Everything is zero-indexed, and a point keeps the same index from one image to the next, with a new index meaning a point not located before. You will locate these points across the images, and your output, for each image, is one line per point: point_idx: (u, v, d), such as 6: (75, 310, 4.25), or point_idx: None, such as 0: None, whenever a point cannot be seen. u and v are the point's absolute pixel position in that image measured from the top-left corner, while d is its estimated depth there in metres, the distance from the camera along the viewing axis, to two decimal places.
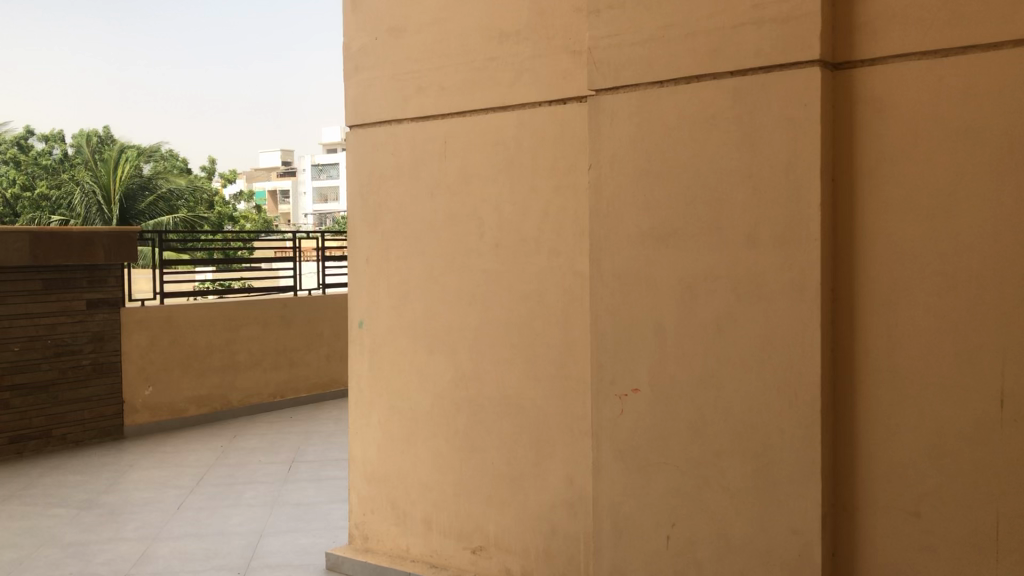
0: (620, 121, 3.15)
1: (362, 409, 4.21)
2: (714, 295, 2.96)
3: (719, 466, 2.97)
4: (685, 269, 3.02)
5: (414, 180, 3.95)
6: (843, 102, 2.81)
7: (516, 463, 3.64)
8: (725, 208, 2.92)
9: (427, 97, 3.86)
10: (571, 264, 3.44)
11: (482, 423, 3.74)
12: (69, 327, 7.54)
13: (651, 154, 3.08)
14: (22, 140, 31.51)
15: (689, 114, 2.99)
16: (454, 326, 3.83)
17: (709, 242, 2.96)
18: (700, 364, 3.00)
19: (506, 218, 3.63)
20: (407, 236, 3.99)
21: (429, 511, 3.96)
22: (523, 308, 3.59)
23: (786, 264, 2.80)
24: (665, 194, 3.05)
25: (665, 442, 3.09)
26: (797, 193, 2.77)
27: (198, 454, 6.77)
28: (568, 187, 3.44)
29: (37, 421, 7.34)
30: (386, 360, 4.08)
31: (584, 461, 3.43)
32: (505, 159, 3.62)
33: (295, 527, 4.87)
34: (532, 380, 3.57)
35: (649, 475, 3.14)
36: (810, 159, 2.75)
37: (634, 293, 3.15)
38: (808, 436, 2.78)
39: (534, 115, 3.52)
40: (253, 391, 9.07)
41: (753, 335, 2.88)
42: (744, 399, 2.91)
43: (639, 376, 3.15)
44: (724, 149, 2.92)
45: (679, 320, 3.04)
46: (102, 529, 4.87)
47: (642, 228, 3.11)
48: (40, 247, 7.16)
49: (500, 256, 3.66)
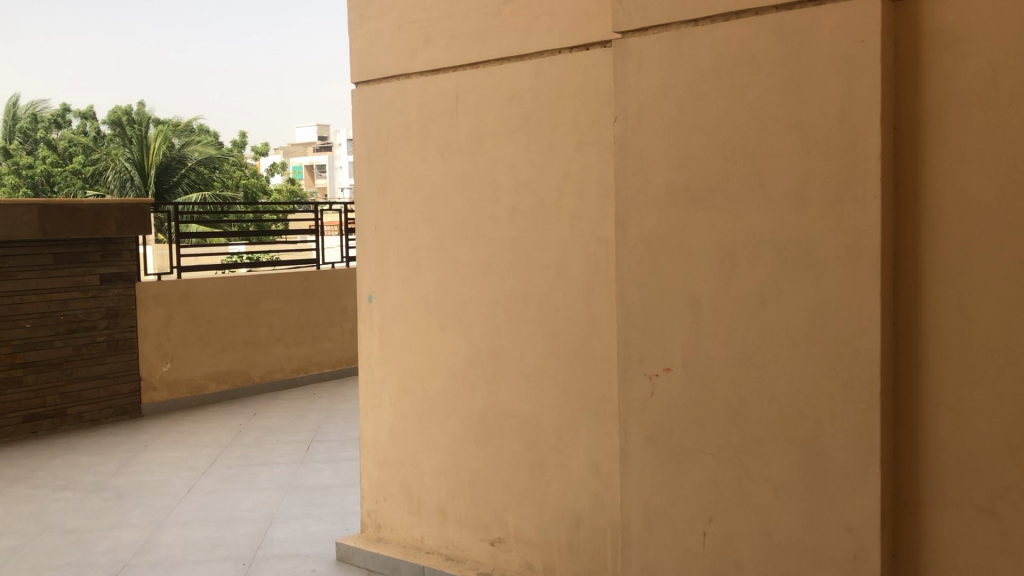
0: (648, 67, 2.79)
1: (373, 389, 3.93)
2: (757, 263, 2.60)
3: (761, 456, 2.63)
4: (721, 233, 2.67)
5: (422, 139, 3.63)
6: (908, 36, 2.43)
7: (535, 449, 3.32)
8: (769, 163, 2.56)
9: (436, 49, 3.52)
10: (595, 230, 3.09)
11: (499, 406, 3.43)
12: (83, 303, 7.58)
13: (684, 103, 2.72)
14: (58, 117, 32.05)
15: (727, 57, 2.62)
16: (468, 299, 3.51)
17: (752, 201, 2.60)
18: (741, 340, 2.65)
19: (523, 181, 3.29)
20: (416, 203, 3.68)
21: (444, 499, 3.67)
22: (541, 279, 3.26)
23: (839, 225, 2.44)
24: (699, 148, 2.69)
25: (700, 427, 2.75)
26: (854, 144, 2.40)
27: (215, 433, 6.61)
28: (591, 144, 3.08)
29: (52, 399, 7.40)
30: (398, 336, 3.79)
31: (610, 447, 3.10)
32: (520, 116, 3.28)
33: (307, 512, 4.64)
34: (552, 359, 3.25)
35: (682, 466, 2.81)
36: (868, 103, 2.37)
37: (665, 260, 2.79)
38: (864, 422, 2.43)
39: (553, 64, 3.16)
40: (276, 366, 9.14)
41: (802, 307, 2.53)
42: (790, 379, 2.57)
43: (671, 354, 2.81)
44: (767, 95, 2.55)
45: (717, 290, 2.69)
46: (107, 514, 4.67)
47: (674, 187, 2.75)
48: (48, 220, 7.11)
49: (515, 222, 3.33)
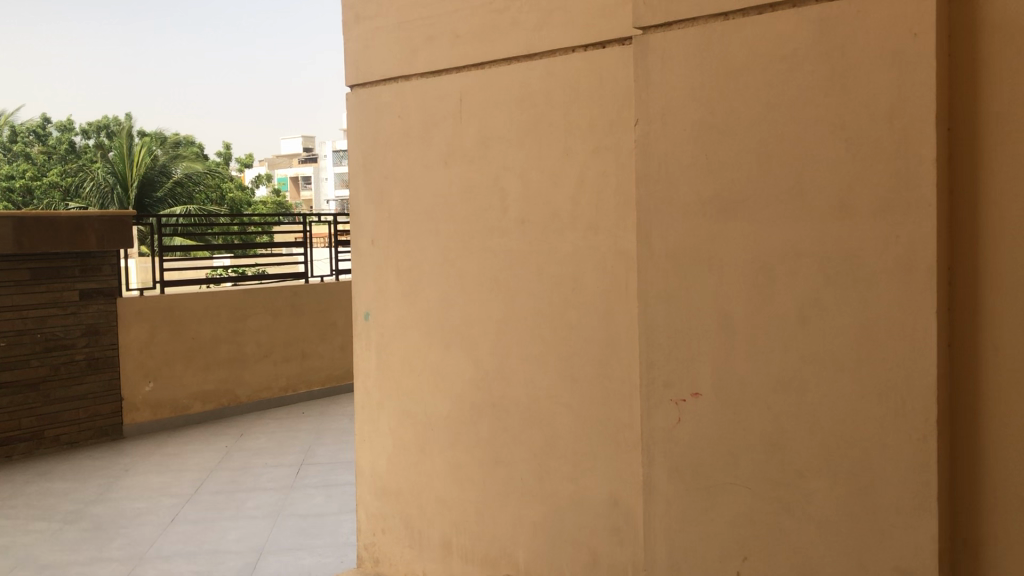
0: (673, 65, 2.57)
1: (372, 413, 3.79)
2: (797, 277, 2.37)
3: (803, 489, 2.39)
4: (755, 245, 2.45)
5: (424, 146, 3.48)
6: (968, 28, 2.20)
7: (547, 478, 3.09)
8: (810, 167, 2.34)
9: (438, 49, 3.35)
10: (613, 241, 2.86)
11: (508, 431, 3.22)
12: (61, 320, 8.15)
13: (713, 104, 2.50)
14: (38, 129, 32.13)
15: (762, 53, 2.40)
16: (473, 317, 3.33)
17: (790, 210, 2.37)
18: (779, 362, 2.42)
19: (533, 189, 3.09)
20: (417, 214, 3.53)
21: (448, 533, 3.48)
22: (554, 294, 3.04)
23: (888, 236, 2.22)
24: (732, 152, 2.47)
25: (733, 456, 2.52)
26: (906, 146, 2.18)
27: (201, 456, 6.60)
28: (608, 149, 2.86)
29: (28, 422, 7.95)
30: (397, 355, 3.64)
31: (631, 477, 2.85)
32: (531, 120, 3.07)
33: (299, 544, 4.66)
34: (566, 382, 3.02)
35: (710, 499, 2.57)
36: (922, 101, 2.15)
37: (692, 275, 2.57)
38: (919, 454, 2.20)
39: (566, 64, 2.94)
40: (264, 384, 9.93)
41: (848, 326, 2.30)
42: (835, 405, 2.33)
43: (700, 377, 2.58)
44: (809, 93, 2.33)
45: (751, 307, 2.46)
46: (84, 547, 4.73)
47: (701, 195, 2.53)
48: (25, 234, 7.66)
49: (525, 233, 3.13)
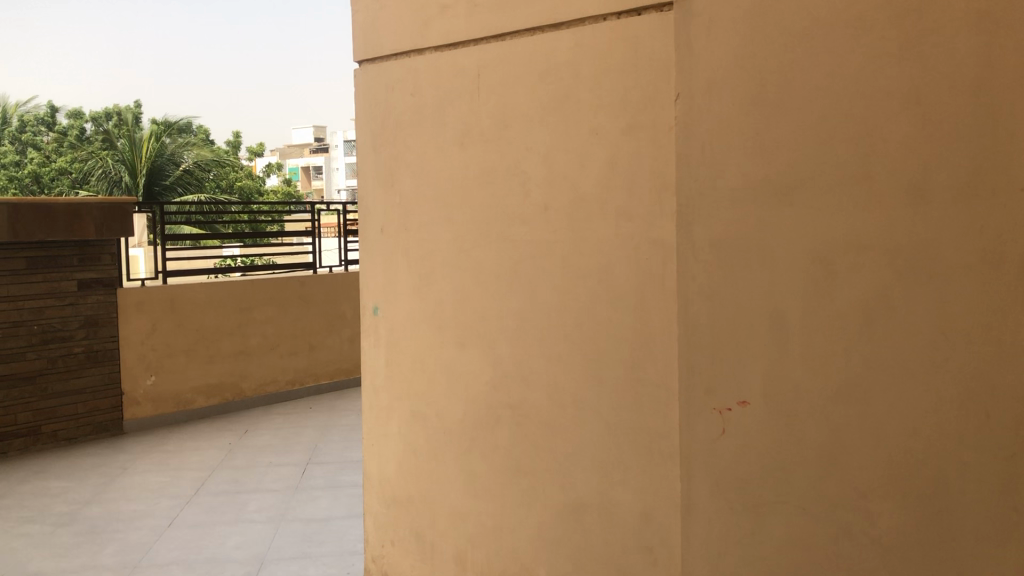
0: (719, 32, 2.31)
1: (381, 416, 3.57)
2: (860, 273, 2.09)
3: (866, 511, 2.11)
4: (811, 235, 2.16)
5: (437, 127, 3.23)
6: None
7: (571, 491, 2.83)
8: (879, 145, 2.04)
9: (453, 19, 3.11)
10: (647, 231, 2.59)
11: (528, 439, 2.96)
12: (58, 312, 8.00)
13: (764, 76, 2.22)
14: (46, 117, 32.10)
15: (822, 16, 2.11)
16: (490, 313, 3.07)
17: (853, 195, 2.08)
18: (838, 367, 2.14)
19: (557, 173, 2.82)
20: (430, 200, 3.28)
21: (462, 546, 3.23)
22: (580, 289, 2.77)
23: (970, 224, 1.92)
24: (785, 131, 2.19)
25: (784, 472, 2.24)
26: (994, 123, 1.88)
27: (203, 454, 6.39)
28: (641, 128, 2.58)
29: (25, 417, 7.80)
30: (407, 353, 3.40)
31: (666, 494, 2.58)
32: (556, 96, 2.80)
33: (303, 552, 4.42)
34: (593, 385, 2.75)
35: (758, 519, 2.30)
36: (1013, 68, 1.85)
37: (741, 268, 2.30)
38: (1005, 475, 1.91)
39: (596, 34, 2.67)
40: (270, 378, 9.72)
41: (920, 328, 2.01)
42: (903, 418, 2.04)
43: (747, 382, 2.31)
44: (877, 61, 2.03)
45: (806, 305, 2.19)
46: (75, 554, 4.51)
47: (751, 179, 2.26)
48: (20, 222, 7.47)
49: (548, 221, 2.86)
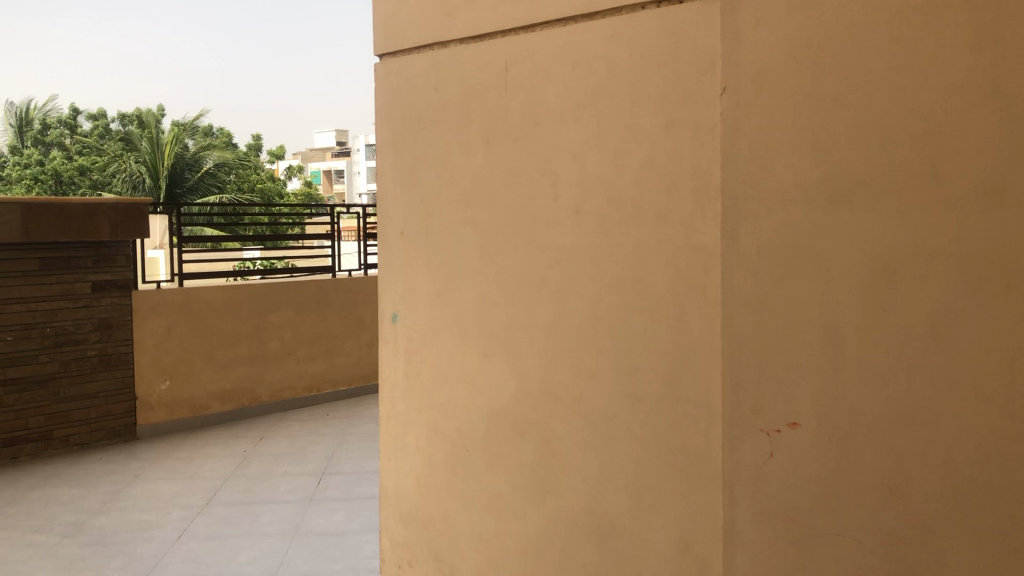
0: (772, 20, 2.12)
1: (399, 429, 3.40)
2: (928, 284, 1.89)
3: (932, 548, 1.90)
4: (873, 241, 1.97)
5: (462, 124, 3.06)
6: None
7: (600, 515, 2.64)
8: (950, 142, 1.84)
9: (480, 10, 2.94)
10: (688, 236, 2.40)
11: (555, 458, 2.77)
12: (71, 314, 7.91)
13: (820, 67, 2.03)
14: (70, 119, 32.34)
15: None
16: (516, 322, 2.89)
17: (920, 198, 1.88)
18: (902, 387, 1.94)
19: (590, 174, 2.64)
20: (453, 202, 3.10)
21: (482, 569, 3.06)
22: (614, 298, 2.58)
23: None
24: (845, 128, 2.00)
25: (839, 502, 2.04)
26: None
27: (216, 461, 6.26)
28: (683, 125, 2.40)
29: (36, 421, 7.73)
30: (428, 363, 3.23)
31: (705, 521, 2.39)
32: (590, 91, 2.63)
33: (315, 568, 4.26)
34: (626, 402, 2.56)
35: (808, 551, 2.10)
36: None
37: (793, 278, 2.11)
38: None
39: (633, 23, 2.49)
40: (287, 383, 9.60)
41: (996, 345, 1.81)
42: (976, 445, 1.83)
43: (799, 402, 2.12)
44: (949, 49, 1.83)
45: (866, 318, 1.99)
46: (81, 566, 4.39)
47: (804, 180, 2.07)
48: (32, 222, 7.40)
49: (579, 225, 2.68)
